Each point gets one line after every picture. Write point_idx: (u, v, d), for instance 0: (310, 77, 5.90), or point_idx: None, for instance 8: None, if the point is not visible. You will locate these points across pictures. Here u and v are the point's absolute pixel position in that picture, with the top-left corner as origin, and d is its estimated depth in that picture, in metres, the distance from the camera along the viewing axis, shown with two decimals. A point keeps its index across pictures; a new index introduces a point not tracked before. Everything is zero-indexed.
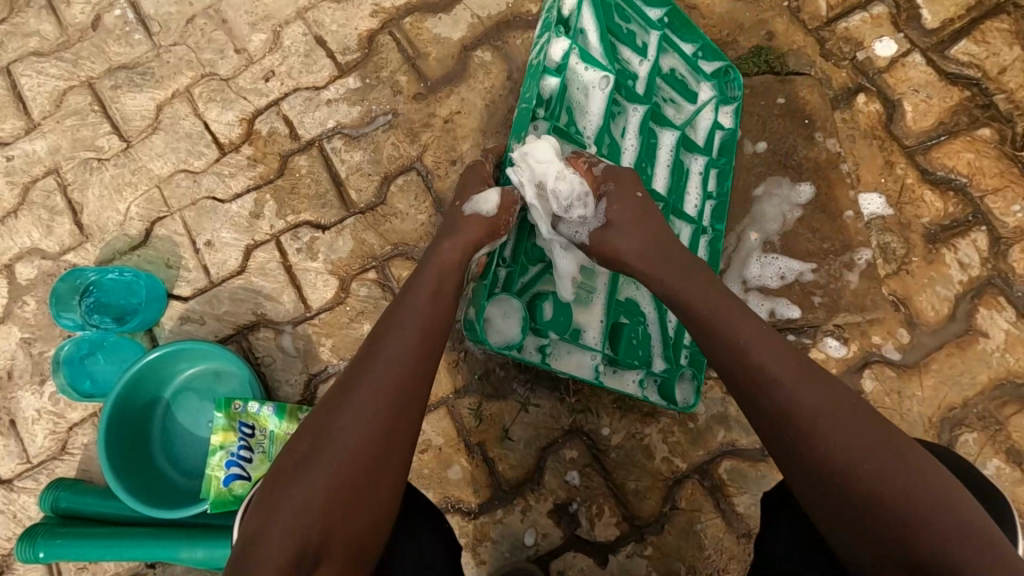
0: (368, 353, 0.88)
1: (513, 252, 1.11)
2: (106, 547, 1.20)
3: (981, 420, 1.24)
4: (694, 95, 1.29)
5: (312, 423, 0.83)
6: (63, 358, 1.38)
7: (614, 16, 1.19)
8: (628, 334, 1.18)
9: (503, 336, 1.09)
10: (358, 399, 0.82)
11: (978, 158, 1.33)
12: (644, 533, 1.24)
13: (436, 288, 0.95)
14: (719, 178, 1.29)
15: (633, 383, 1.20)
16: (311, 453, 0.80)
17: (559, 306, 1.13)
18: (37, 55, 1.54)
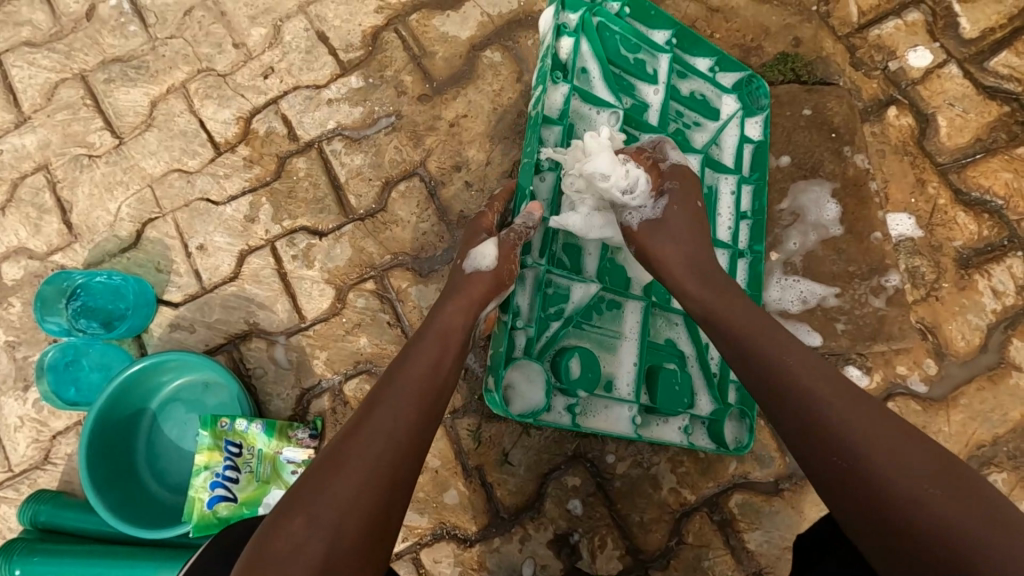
0: (365, 418, 0.81)
1: (529, 313, 1.06)
2: (83, 567, 1.15)
3: (1011, 460, 1.17)
4: (717, 113, 1.21)
5: (300, 495, 0.74)
6: (46, 364, 1.33)
7: (618, 48, 1.14)
8: (668, 380, 1.10)
9: (528, 401, 1.04)
10: (359, 469, 0.76)
11: (1017, 178, 1.25)
12: (648, 567, 1.18)
13: (436, 354, 0.91)
14: (755, 194, 1.21)
15: (678, 430, 1.14)
16: (306, 528, 0.70)
17: (588, 361, 1.07)
18: (29, 46, 1.47)
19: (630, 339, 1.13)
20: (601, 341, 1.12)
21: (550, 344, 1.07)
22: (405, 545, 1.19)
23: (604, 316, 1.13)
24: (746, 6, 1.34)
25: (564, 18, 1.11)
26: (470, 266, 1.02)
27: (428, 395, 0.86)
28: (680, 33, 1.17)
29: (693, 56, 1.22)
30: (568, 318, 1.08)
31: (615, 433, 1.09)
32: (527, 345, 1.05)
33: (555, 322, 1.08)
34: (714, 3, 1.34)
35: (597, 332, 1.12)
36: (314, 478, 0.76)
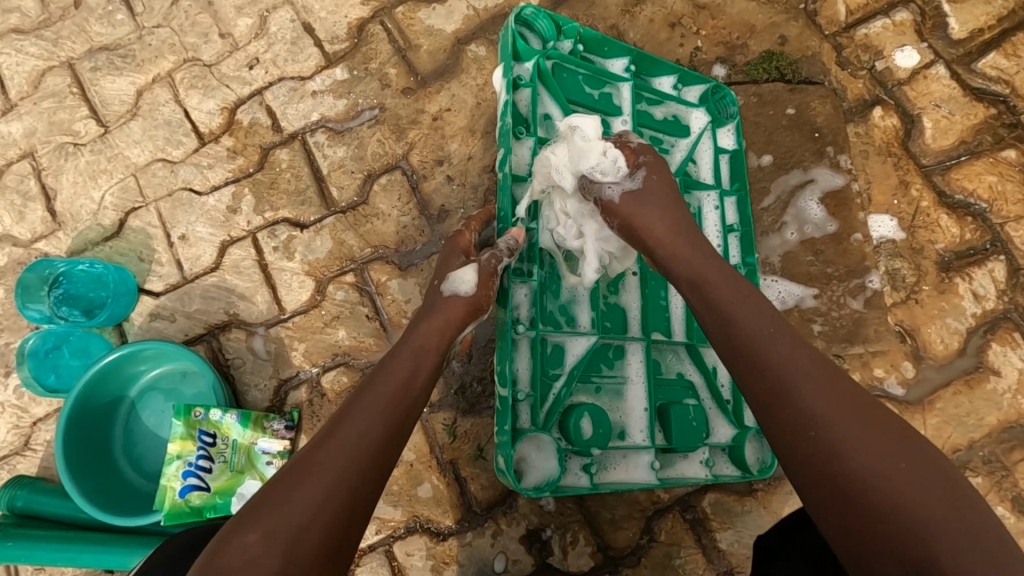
0: (330, 435, 0.81)
1: (528, 380, 1.05)
2: (58, 553, 1.17)
3: (987, 465, 1.17)
4: (688, 131, 1.20)
5: (261, 508, 0.72)
6: (27, 351, 1.33)
7: (582, 86, 1.14)
8: (680, 415, 1.10)
9: (544, 473, 1.04)
10: (321, 484, 0.74)
11: (1001, 181, 1.23)
12: (619, 565, 1.18)
13: (405, 376, 0.91)
14: (739, 206, 1.19)
15: (700, 465, 1.12)
16: (263, 543, 0.68)
17: (598, 415, 1.05)
18: (17, 33, 1.45)
19: (635, 382, 1.13)
20: (603, 390, 1.12)
21: (557, 406, 1.05)
22: (378, 537, 1.20)
23: (605, 363, 1.12)
24: (733, 3, 1.32)
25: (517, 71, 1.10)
26: (448, 288, 1.03)
27: (396, 414, 0.86)
28: (636, 58, 1.17)
29: (654, 76, 1.22)
30: (569, 375, 1.07)
31: (637, 484, 1.08)
32: (532, 411, 1.04)
33: (558, 381, 1.07)
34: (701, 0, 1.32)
35: (601, 384, 1.11)
36: (273, 494, 0.74)
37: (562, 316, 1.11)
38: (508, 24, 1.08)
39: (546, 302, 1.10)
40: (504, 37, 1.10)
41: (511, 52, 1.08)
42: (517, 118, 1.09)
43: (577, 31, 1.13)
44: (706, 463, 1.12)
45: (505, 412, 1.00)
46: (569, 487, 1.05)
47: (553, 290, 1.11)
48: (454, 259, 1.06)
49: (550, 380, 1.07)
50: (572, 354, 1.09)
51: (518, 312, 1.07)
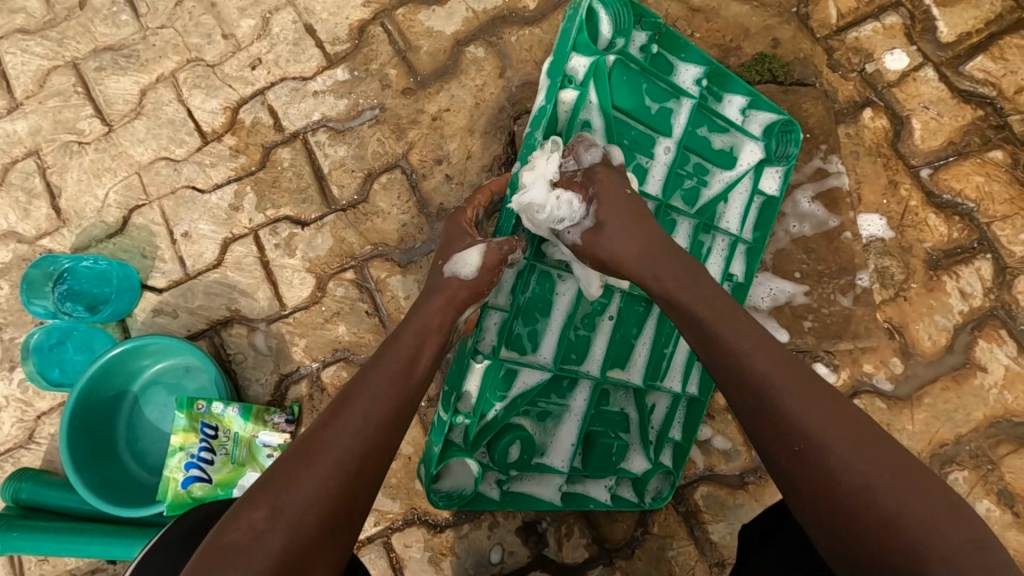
0: (335, 416, 0.83)
1: (472, 403, 1.03)
2: (63, 543, 1.19)
3: (973, 459, 1.20)
4: (733, 163, 1.16)
5: (266, 487, 0.75)
6: (33, 346, 1.37)
7: (644, 97, 1.06)
8: (603, 449, 1.11)
9: (458, 482, 1.07)
10: (325, 466, 0.77)
11: (988, 182, 1.26)
12: (613, 557, 1.21)
13: (409, 356, 0.93)
14: (747, 257, 1.19)
15: (603, 489, 1.16)
16: (269, 520, 0.71)
17: (526, 443, 1.08)
18: (23, 33, 1.47)
19: (575, 411, 1.12)
20: (542, 415, 1.12)
21: (490, 428, 1.06)
22: (376, 529, 1.22)
23: (555, 389, 1.11)
24: (727, 6, 1.34)
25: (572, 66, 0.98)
26: (451, 270, 1.00)
27: (400, 394, 0.88)
28: (711, 71, 1.12)
29: (726, 92, 1.17)
30: (513, 402, 1.06)
31: (543, 502, 1.12)
32: (466, 434, 1.04)
33: (502, 403, 1.06)
34: (696, 3, 1.34)
35: (540, 408, 1.11)
36: (280, 472, 0.76)
37: (527, 337, 1.07)
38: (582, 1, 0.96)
39: (515, 324, 1.06)
40: (568, 21, 0.97)
41: (573, 42, 0.96)
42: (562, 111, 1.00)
43: (657, 26, 1.06)
44: (610, 489, 1.15)
45: (438, 431, 1.01)
46: (480, 499, 1.09)
47: (525, 313, 1.07)
48: (459, 243, 1.03)
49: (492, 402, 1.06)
50: (523, 383, 1.08)
51: (481, 338, 1.03)
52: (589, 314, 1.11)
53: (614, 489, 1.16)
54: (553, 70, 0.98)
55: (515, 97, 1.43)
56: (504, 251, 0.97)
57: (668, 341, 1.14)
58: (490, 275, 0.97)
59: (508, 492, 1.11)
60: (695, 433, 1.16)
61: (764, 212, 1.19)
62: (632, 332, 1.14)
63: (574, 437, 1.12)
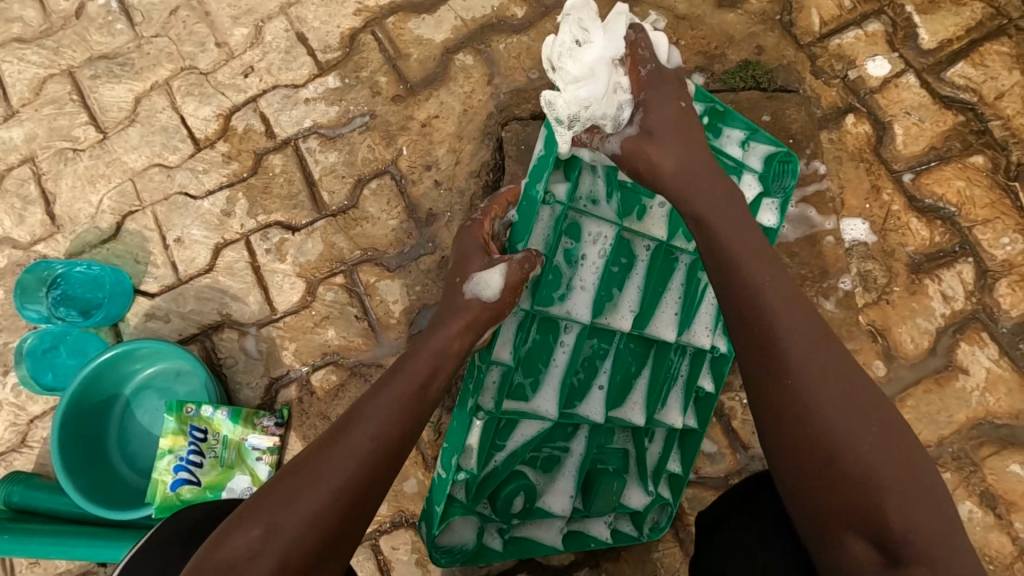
0: (342, 437, 0.83)
1: (475, 461, 1.02)
2: (52, 546, 1.20)
3: (955, 461, 1.21)
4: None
5: (265, 504, 0.76)
6: (26, 350, 1.37)
7: None
8: (606, 488, 1.08)
9: (459, 536, 1.08)
10: (325, 489, 0.77)
11: (969, 186, 1.28)
12: (598, 559, 1.23)
13: (423, 379, 0.93)
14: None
15: (603, 527, 1.15)
16: (263, 540, 0.73)
17: (530, 494, 1.08)
18: (20, 42, 1.49)
19: (574, 454, 1.13)
20: (546, 463, 1.12)
21: (489, 483, 1.06)
22: (364, 532, 1.24)
23: (551, 436, 1.10)
24: (711, 14, 1.36)
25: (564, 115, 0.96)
26: (472, 290, 0.99)
27: (407, 417, 0.88)
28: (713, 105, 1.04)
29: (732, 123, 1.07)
30: (512, 454, 1.06)
31: (545, 548, 1.12)
32: (470, 490, 1.04)
33: (501, 454, 1.07)
34: (681, 11, 1.35)
35: (538, 458, 1.12)
36: (281, 490, 0.78)
37: (528, 385, 1.07)
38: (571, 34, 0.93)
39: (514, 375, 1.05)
40: (558, 72, 0.96)
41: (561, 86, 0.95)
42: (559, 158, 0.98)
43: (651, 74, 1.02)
44: (610, 526, 1.15)
45: (438, 493, 1.01)
46: (485, 550, 1.10)
47: (524, 365, 1.05)
48: (477, 261, 1.02)
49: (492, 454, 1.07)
50: (523, 433, 1.06)
51: (481, 395, 1.01)
52: (591, 352, 1.09)
53: (614, 524, 1.16)
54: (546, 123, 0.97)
55: (503, 103, 1.45)
56: (528, 269, 0.97)
57: (665, 380, 1.11)
58: (513, 297, 0.97)
59: (511, 540, 1.12)
60: (695, 467, 1.13)
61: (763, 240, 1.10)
62: (633, 368, 1.11)
63: (574, 483, 1.12)
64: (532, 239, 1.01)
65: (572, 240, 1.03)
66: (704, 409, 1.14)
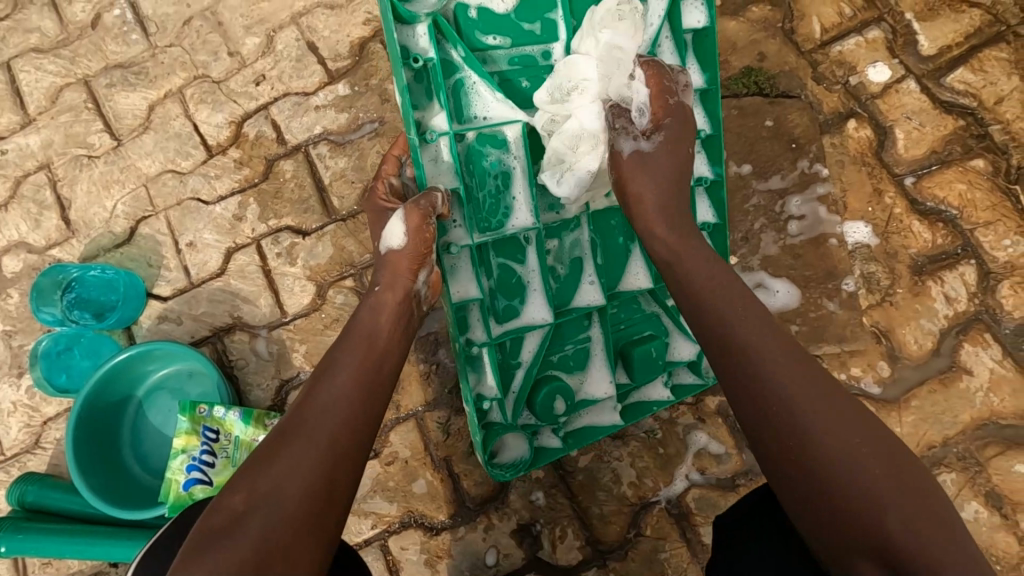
0: (310, 396, 0.84)
1: (494, 385, 1.10)
2: (67, 545, 1.22)
3: (961, 461, 1.22)
4: (644, 17, 1.05)
5: (248, 470, 0.76)
6: (40, 352, 1.40)
7: (516, 27, 1.04)
8: (641, 356, 1.12)
9: (515, 452, 1.15)
10: (303, 443, 0.78)
11: (971, 189, 1.30)
12: (606, 558, 1.23)
13: (373, 330, 0.95)
14: (706, 105, 1.10)
15: (660, 387, 1.19)
16: (247, 501, 0.72)
17: (567, 394, 1.12)
18: (37, 52, 1.53)
19: (596, 339, 1.14)
20: (573, 358, 1.14)
21: (521, 394, 1.11)
22: (374, 532, 1.25)
23: (565, 332, 1.13)
24: None
25: (415, 43, 0.96)
26: (383, 246, 1.01)
27: (369, 367, 0.90)
28: None
29: None
30: (529, 365, 1.11)
31: (606, 429, 1.16)
32: (501, 412, 1.11)
33: (520, 370, 1.11)
34: None
35: (565, 360, 1.14)
36: (262, 454, 0.77)
37: (515, 301, 1.09)
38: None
39: (496, 301, 1.08)
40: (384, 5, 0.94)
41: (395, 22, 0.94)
42: (426, 87, 0.99)
43: None
44: (667, 385, 1.18)
45: (477, 431, 1.09)
46: (543, 453, 1.16)
47: (504, 289, 1.08)
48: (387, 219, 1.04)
49: (516, 369, 1.11)
50: (531, 345, 1.11)
51: (471, 331, 1.08)
52: (565, 249, 1.11)
53: (671, 382, 1.20)
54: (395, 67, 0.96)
55: None
56: (426, 207, 0.95)
57: None
58: (418, 241, 0.97)
59: (568, 435, 1.16)
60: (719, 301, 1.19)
61: (702, 48, 1.09)
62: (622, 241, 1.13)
63: (607, 367, 1.14)
64: (436, 177, 1.01)
65: (488, 152, 1.04)
66: (714, 242, 1.15)
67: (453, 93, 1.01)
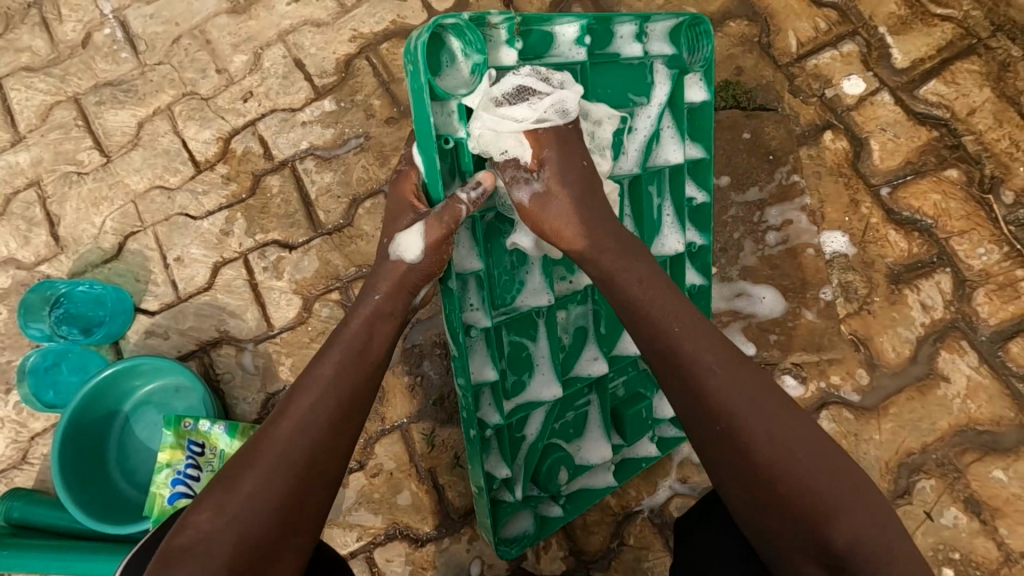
0: (285, 411, 0.84)
1: (500, 467, 1.09)
2: (50, 561, 1.22)
3: (940, 467, 1.23)
4: (648, 101, 1.07)
5: (217, 488, 0.77)
6: (28, 368, 1.40)
7: None
8: (634, 419, 1.15)
9: (517, 526, 1.15)
10: (274, 465, 0.78)
11: (945, 199, 1.32)
12: (589, 568, 1.24)
13: (362, 340, 0.92)
14: (695, 177, 1.14)
15: (649, 444, 1.21)
16: (212, 521, 0.73)
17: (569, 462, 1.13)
18: (28, 70, 1.55)
19: (592, 404, 1.16)
20: (569, 424, 1.15)
21: (525, 468, 1.11)
22: (359, 545, 1.25)
23: (568, 399, 1.13)
24: None
25: (445, 121, 0.90)
26: (399, 256, 0.94)
27: (349, 383, 0.88)
28: (591, 23, 0.98)
29: (614, 25, 1.01)
30: (534, 439, 1.10)
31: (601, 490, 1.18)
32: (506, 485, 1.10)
33: (526, 444, 1.11)
34: None
35: (564, 428, 1.15)
36: (232, 473, 0.78)
37: (524, 375, 1.08)
38: (420, 36, 0.82)
39: (506, 379, 1.06)
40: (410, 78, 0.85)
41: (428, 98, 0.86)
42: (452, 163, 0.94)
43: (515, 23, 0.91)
44: (654, 441, 1.21)
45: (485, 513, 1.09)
46: (546, 523, 1.16)
47: (517, 366, 1.07)
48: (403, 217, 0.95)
49: (520, 440, 1.10)
50: (536, 421, 1.11)
51: (483, 413, 1.05)
52: (571, 318, 1.12)
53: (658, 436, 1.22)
54: (424, 143, 0.90)
55: None
56: (453, 226, 0.90)
57: None
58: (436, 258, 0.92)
59: (567, 500, 1.17)
60: None
61: (695, 123, 1.12)
62: None
63: (603, 431, 1.16)
64: (461, 263, 0.98)
65: (510, 229, 1.02)
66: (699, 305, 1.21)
67: (483, 160, 0.95)
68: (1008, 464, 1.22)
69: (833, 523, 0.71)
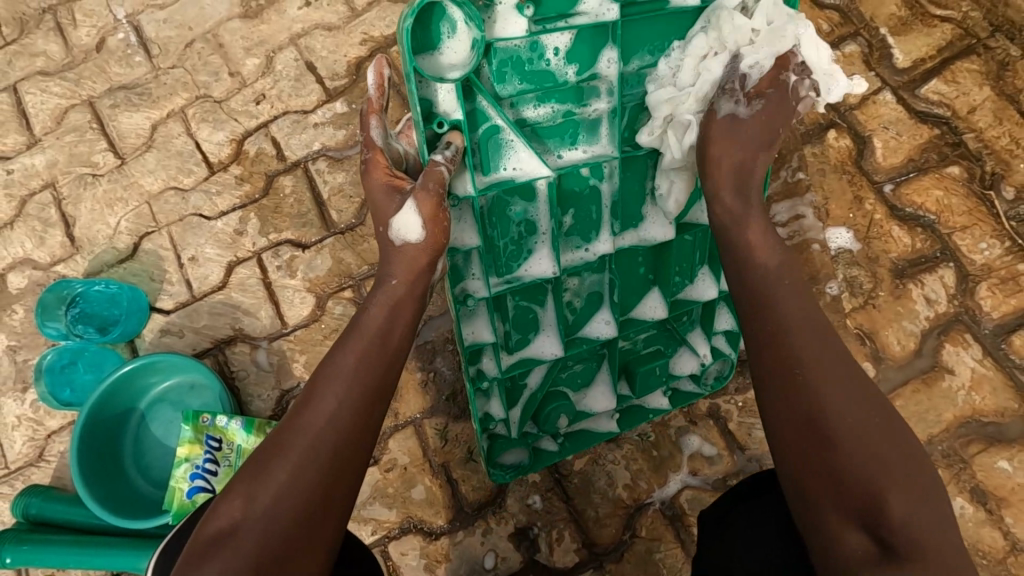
0: (311, 399, 0.84)
1: (500, 412, 1.14)
2: (70, 555, 1.24)
3: (946, 458, 1.25)
4: None
5: (247, 476, 0.78)
6: (45, 367, 1.42)
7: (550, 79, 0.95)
8: (643, 376, 1.17)
9: (516, 458, 1.19)
10: (300, 455, 0.78)
11: (947, 196, 1.35)
12: (602, 561, 1.25)
13: (384, 326, 0.91)
14: None
15: (661, 398, 1.24)
16: (243, 508, 0.75)
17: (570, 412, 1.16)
18: (44, 74, 1.57)
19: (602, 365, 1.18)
20: (577, 376, 1.18)
21: (525, 414, 1.15)
22: (374, 538, 1.27)
23: (575, 356, 1.15)
24: None
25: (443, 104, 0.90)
26: (397, 237, 0.93)
27: (372, 368, 0.86)
28: None
29: None
30: (534, 391, 1.14)
31: (603, 435, 1.22)
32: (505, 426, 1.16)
33: (527, 391, 1.15)
34: None
35: (570, 379, 1.18)
36: (260, 461, 0.79)
37: (529, 333, 1.11)
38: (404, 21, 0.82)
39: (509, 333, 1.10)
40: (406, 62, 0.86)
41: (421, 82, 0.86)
42: None
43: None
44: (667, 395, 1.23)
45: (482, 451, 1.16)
46: (541, 457, 1.20)
47: (520, 324, 1.10)
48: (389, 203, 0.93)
49: (523, 385, 1.15)
50: (538, 374, 1.14)
51: (483, 364, 1.10)
52: (585, 285, 1.11)
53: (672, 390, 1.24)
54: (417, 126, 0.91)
55: None
56: (437, 192, 0.89)
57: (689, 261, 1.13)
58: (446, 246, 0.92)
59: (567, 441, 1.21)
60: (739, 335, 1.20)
61: None
62: (643, 276, 1.12)
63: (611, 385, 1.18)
64: (458, 235, 0.98)
65: (516, 202, 1.00)
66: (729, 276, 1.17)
67: (483, 146, 0.94)
68: (1012, 454, 1.24)
69: (888, 502, 0.68)
